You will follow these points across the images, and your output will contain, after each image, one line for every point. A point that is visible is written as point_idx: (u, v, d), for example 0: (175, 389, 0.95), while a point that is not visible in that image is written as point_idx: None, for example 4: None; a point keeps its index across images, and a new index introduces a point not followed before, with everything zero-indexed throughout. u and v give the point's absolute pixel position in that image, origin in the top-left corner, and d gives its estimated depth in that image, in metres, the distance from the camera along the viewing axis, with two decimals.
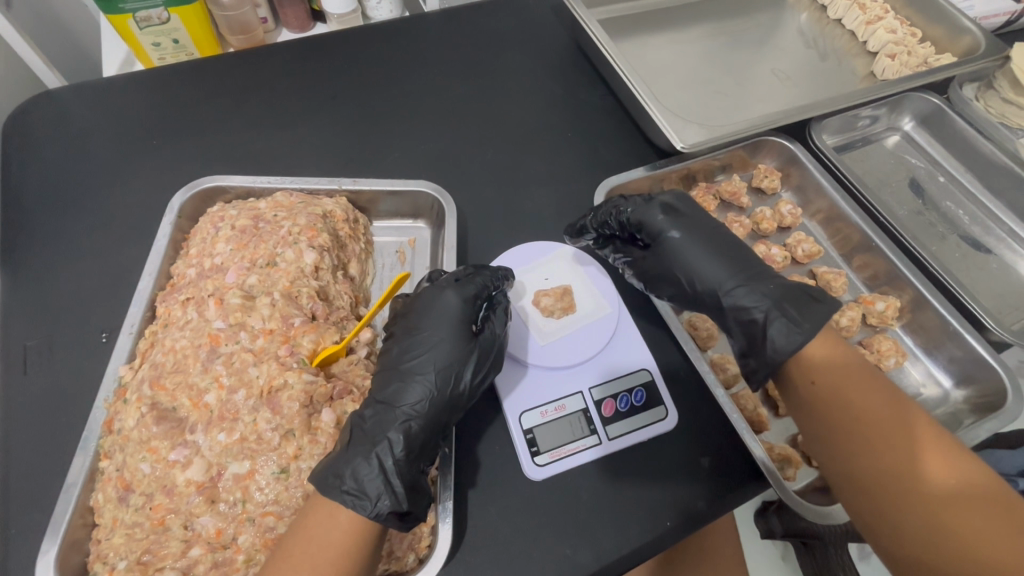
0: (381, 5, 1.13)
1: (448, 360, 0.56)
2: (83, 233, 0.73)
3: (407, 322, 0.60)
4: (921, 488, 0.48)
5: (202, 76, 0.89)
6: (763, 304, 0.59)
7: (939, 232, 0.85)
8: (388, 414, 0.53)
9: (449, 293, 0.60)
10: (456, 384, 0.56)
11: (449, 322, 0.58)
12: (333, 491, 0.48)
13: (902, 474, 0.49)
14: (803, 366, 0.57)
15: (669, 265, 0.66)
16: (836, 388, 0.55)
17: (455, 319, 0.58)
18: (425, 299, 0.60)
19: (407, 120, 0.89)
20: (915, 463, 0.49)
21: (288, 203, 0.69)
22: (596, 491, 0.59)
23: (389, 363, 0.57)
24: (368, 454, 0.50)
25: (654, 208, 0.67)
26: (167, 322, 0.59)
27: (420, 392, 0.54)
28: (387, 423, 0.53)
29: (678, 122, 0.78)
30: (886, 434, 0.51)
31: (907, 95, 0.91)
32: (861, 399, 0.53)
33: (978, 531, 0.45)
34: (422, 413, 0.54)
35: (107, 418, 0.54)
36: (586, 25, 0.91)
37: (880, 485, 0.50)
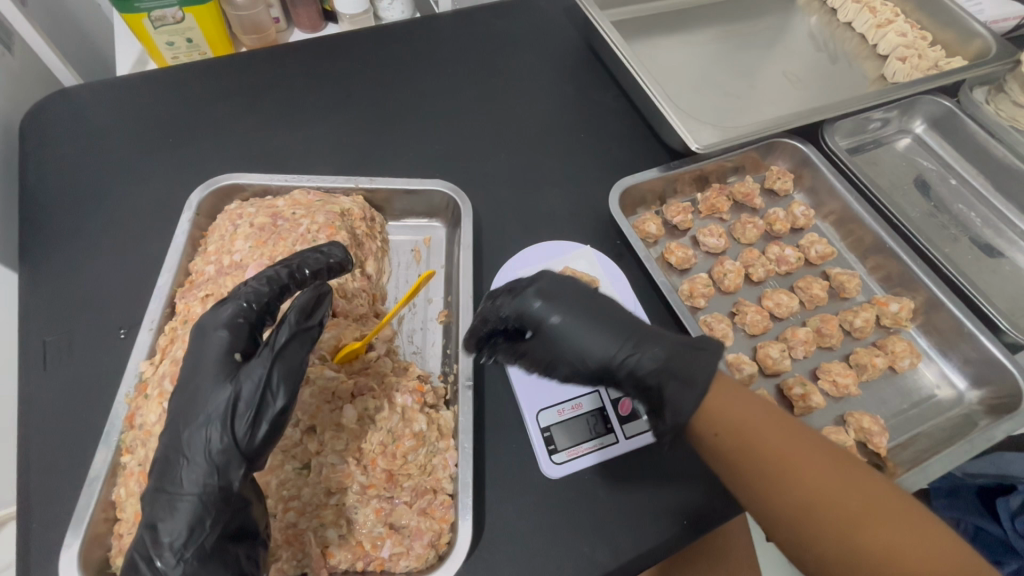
0: (393, 6, 1.14)
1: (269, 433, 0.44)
2: (101, 229, 0.73)
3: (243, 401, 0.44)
4: (840, 511, 0.44)
5: (219, 76, 0.90)
6: (658, 369, 0.51)
7: (951, 234, 0.85)
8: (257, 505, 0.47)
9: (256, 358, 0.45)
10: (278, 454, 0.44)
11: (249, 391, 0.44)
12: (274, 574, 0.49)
13: (824, 503, 0.44)
14: (704, 415, 0.49)
15: (556, 352, 0.56)
16: (726, 421, 0.48)
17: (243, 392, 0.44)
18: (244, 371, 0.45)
19: (422, 119, 0.90)
20: (831, 486, 0.45)
21: (306, 201, 0.69)
22: (614, 489, 0.59)
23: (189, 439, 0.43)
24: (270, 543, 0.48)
25: (527, 293, 0.56)
26: (187, 318, 0.59)
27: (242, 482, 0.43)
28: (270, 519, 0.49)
29: (693, 123, 0.79)
30: (795, 462, 0.46)
31: (918, 98, 0.92)
32: (755, 427, 0.47)
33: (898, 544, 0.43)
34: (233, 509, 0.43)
35: (128, 413, 0.55)
36: (600, 27, 0.92)
37: (801, 518, 0.45)
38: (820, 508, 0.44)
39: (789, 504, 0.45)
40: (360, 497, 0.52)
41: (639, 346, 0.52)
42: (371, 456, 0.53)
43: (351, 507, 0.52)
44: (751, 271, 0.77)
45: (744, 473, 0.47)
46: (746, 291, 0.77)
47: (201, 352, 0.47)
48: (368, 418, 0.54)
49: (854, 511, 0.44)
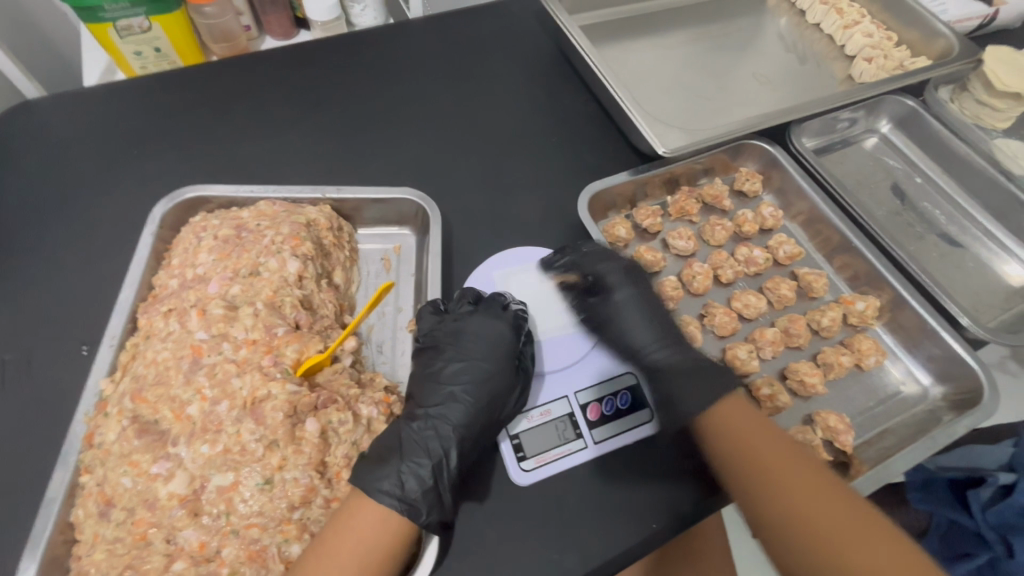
0: (365, 12, 1.13)
1: (499, 392, 0.58)
2: (64, 244, 0.72)
3: (460, 348, 0.60)
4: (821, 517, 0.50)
5: (185, 86, 0.89)
6: (681, 368, 0.63)
7: (917, 232, 0.86)
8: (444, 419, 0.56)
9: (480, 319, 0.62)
10: (502, 411, 0.58)
11: (502, 350, 0.60)
12: (385, 498, 0.50)
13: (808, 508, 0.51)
14: (710, 423, 0.59)
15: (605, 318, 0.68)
16: (768, 439, 0.57)
17: (505, 350, 0.60)
18: (478, 325, 0.61)
19: (393, 126, 0.89)
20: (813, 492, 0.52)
21: (272, 211, 0.68)
22: (583, 495, 0.60)
23: (442, 378, 0.59)
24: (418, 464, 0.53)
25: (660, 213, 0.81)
26: (149, 334, 0.59)
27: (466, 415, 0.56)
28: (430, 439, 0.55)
29: (660, 128, 0.80)
30: (785, 473, 0.54)
31: (883, 98, 0.93)
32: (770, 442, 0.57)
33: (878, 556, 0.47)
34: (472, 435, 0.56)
35: (88, 432, 0.54)
36: (569, 33, 0.92)
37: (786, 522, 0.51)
38: (806, 513, 0.51)
39: (782, 515, 0.52)
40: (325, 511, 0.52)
41: (666, 347, 0.65)
42: (335, 469, 0.53)
43: (315, 521, 0.51)
44: (720, 273, 0.78)
45: (738, 480, 0.55)
46: (716, 293, 0.78)
47: (492, 334, 0.60)
48: (330, 431, 0.54)
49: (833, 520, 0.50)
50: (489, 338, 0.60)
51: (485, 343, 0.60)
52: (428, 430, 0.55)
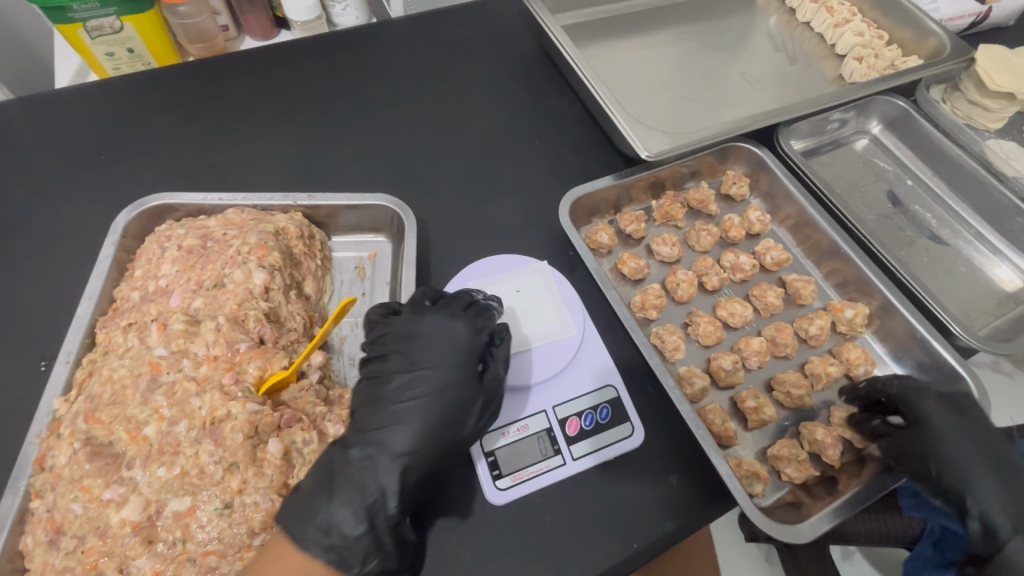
0: (346, 11, 1.11)
1: (451, 408, 0.54)
2: (25, 254, 0.69)
3: (408, 354, 0.56)
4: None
5: (156, 89, 0.86)
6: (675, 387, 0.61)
7: (908, 236, 0.84)
8: (387, 443, 0.52)
9: (431, 321, 0.58)
10: (459, 431, 0.54)
11: (456, 357, 0.56)
12: (311, 546, 0.47)
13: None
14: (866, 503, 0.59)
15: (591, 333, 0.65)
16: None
17: (458, 356, 0.56)
18: (432, 330, 0.57)
19: (371, 130, 0.87)
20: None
21: (239, 220, 0.66)
22: (561, 514, 0.57)
23: (389, 396, 0.55)
24: (350, 505, 0.49)
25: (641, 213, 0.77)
26: (107, 349, 0.56)
27: (417, 433, 0.53)
28: (367, 474, 0.51)
29: (644, 131, 0.77)
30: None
31: (874, 98, 0.91)
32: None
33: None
34: (421, 455, 0.52)
35: (39, 455, 0.51)
36: (552, 33, 0.90)
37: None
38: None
39: None
40: None
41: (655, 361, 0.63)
42: None
43: None
44: (705, 280, 0.75)
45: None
46: (701, 301, 0.75)
47: (447, 342, 0.57)
48: (294, 452, 0.52)
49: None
50: (443, 345, 0.56)
51: (441, 351, 0.56)
52: (364, 461, 0.52)
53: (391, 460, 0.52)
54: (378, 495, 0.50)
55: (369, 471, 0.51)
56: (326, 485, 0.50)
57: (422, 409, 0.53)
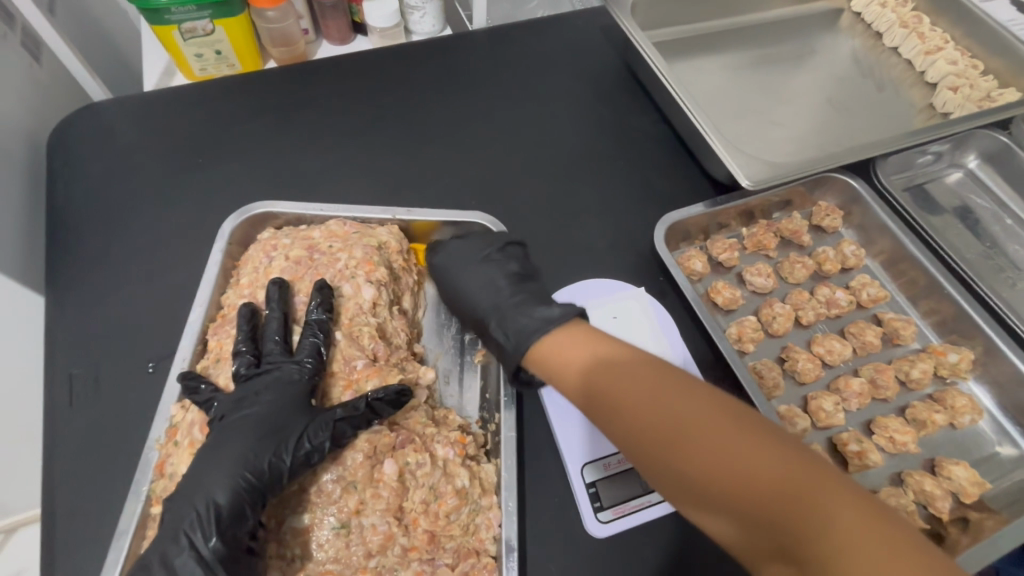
0: (425, 20, 1.11)
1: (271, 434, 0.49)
2: (130, 254, 0.71)
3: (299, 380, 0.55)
4: (663, 422, 0.42)
5: (249, 94, 0.88)
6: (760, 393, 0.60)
7: (1008, 277, 0.81)
8: (207, 470, 0.47)
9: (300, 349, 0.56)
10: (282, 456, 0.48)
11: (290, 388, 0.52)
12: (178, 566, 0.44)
13: (693, 413, 0.41)
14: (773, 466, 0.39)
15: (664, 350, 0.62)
16: (578, 349, 0.50)
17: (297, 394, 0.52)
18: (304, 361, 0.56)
19: (457, 143, 0.87)
20: (645, 402, 0.43)
21: (343, 232, 0.66)
22: (663, 550, 0.56)
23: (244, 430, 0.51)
24: (186, 534, 0.44)
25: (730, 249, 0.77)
26: (220, 357, 0.58)
27: (226, 477, 0.46)
28: (181, 487, 0.47)
29: (744, 158, 0.75)
30: (635, 388, 0.44)
31: (973, 132, 0.88)
32: (580, 354, 0.50)
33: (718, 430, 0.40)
34: (235, 488, 0.46)
35: (160, 461, 0.52)
36: (644, 53, 0.88)
37: (660, 447, 0.41)
38: (662, 419, 0.42)
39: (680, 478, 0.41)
40: (401, 560, 0.50)
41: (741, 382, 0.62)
42: (412, 516, 0.50)
43: (391, 569, 0.49)
44: (801, 314, 0.74)
45: (600, 413, 0.46)
46: (795, 335, 0.74)
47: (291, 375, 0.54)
48: (408, 474, 0.51)
49: (704, 417, 0.41)
50: (494, 293, 0.62)
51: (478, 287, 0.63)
52: (187, 481, 0.47)
53: (207, 488, 0.46)
54: (212, 522, 0.45)
55: (197, 496, 0.46)
56: (175, 513, 0.46)
57: (265, 463, 0.47)
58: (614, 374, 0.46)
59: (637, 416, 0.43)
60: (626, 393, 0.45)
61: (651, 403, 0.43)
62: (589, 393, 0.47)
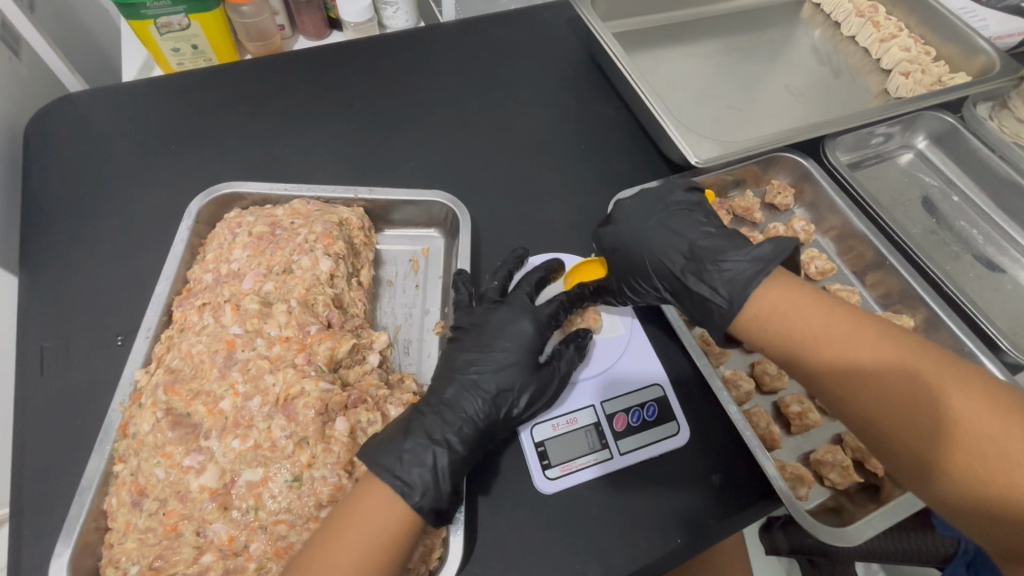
0: (397, 14, 1.14)
1: (512, 389, 0.59)
2: (102, 235, 0.74)
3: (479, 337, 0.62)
4: (893, 394, 0.46)
5: (222, 84, 0.90)
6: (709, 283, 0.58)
7: (952, 251, 0.85)
8: (466, 403, 0.58)
9: (516, 319, 0.63)
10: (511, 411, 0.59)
11: (522, 347, 0.62)
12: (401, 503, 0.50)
13: (926, 400, 0.45)
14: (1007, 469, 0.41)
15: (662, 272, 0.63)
16: (802, 311, 0.51)
17: (527, 343, 0.62)
18: (499, 321, 0.63)
19: (423, 128, 0.90)
20: (873, 380, 0.47)
21: (305, 210, 0.69)
22: (606, 505, 0.59)
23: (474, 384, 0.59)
24: (425, 461, 0.52)
25: None
26: (183, 327, 0.60)
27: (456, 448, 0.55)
28: (425, 422, 0.55)
29: (694, 138, 0.79)
30: (871, 360, 0.47)
31: (921, 113, 0.91)
32: (808, 319, 0.51)
33: (967, 408, 0.43)
34: (474, 422, 0.57)
35: (122, 422, 0.55)
36: (602, 40, 0.91)
37: (885, 425, 0.46)
38: (907, 399, 0.45)
39: (928, 467, 0.44)
40: None
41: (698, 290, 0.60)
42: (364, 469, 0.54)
43: None
44: None
45: (832, 387, 0.49)
46: None
47: (512, 331, 0.63)
48: (359, 430, 0.55)
49: (946, 394, 0.44)
50: (682, 234, 0.63)
51: (666, 231, 0.64)
52: (442, 408, 0.57)
53: (456, 420, 0.56)
54: (449, 448, 0.54)
55: (436, 427, 0.55)
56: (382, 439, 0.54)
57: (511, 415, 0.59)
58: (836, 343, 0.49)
59: (869, 393, 0.47)
60: (851, 364, 0.48)
61: (883, 378, 0.47)
62: (813, 363, 0.50)
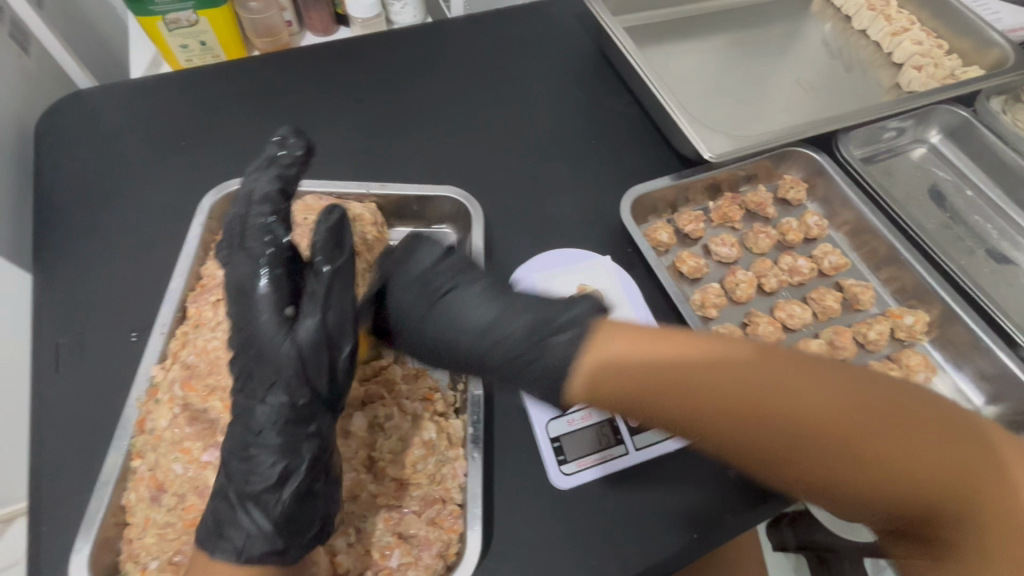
0: (405, 10, 1.14)
1: (291, 365, 0.49)
2: (113, 232, 0.73)
3: (247, 328, 0.51)
4: (888, 460, 0.37)
5: (231, 80, 0.90)
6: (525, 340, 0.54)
7: (967, 246, 0.84)
8: (252, 418, 0.49)
9: (247, 272, 0.51)
10: (312, 387, 0.49)
11: (265, 315, 0.50)
12: (221, 551, 0.46)
13: (843, 423, 0.39)
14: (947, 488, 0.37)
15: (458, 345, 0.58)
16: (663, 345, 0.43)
17: (271, 305, 0.50)
18: (243, 291, 0.51)
19: (433, 124, 0.90)
20: (810, 416, 0.39)
21: (318, 206, 0.69)
22: (623, 501, 0.59)
23: (258, 389, 0.49)
24: (244, 507, 0.47)
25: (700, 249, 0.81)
26: (198, 323, 0.60)
27: (268, 471, 0.48)
28: (229, 445, 0.49)
29: (707, 132, 0.78)
30: (761, 398, 0.40)
31: (935, 107, 0.91)
32: (650, 353, 0.44)
33: (880, 439, 0.38)
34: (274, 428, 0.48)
35: (139, 418, 0.55)
36: (613, 34, 0.91)
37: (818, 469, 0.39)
38: (842, 430, 0.38)
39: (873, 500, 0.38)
40: (370, 506, 0.56)
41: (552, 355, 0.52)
42: (380, 465, 0.57)
43: (361, 516, 0.55)
44: (764, 282, 0.77)
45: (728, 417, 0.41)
46: (759, 302, 0.77)
47: (250, 307, 0.51)
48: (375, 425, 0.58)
49: (874, 433, 0.38)
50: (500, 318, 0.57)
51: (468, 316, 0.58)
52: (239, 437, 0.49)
53: (248, 448, 0.48)
54: (256, 486, 0.48)
55: (234, 464, 0.49)
56: (223, 475, 0.50)
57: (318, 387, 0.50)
58: (739, 394, 0.41)
59: (833, 459, 0.39)
60: (791, 419, 0.39)
61: (815, 418, 0.39)
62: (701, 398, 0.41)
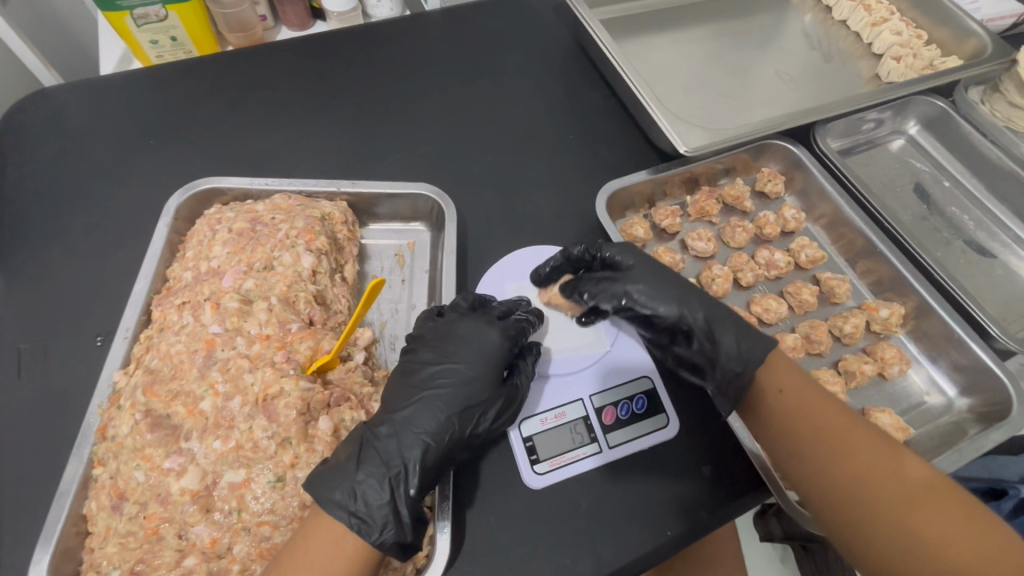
0: (382, 4, 1.12)
1: (472, 400, 0.55)
2: (78, 233, 0.72)
3: (434, 346, 0.58)
4: (868, 495, 0.51)
5: (201, 77, 0.88)
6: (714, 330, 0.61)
7: (944, 237, 0.84)
8: (418, 413, 0.54)
9: (489, 329, 0.58)
10: (477, 425, 0.55)
11: (485, 360, 0.57)
12: (334, 509, 0.48)
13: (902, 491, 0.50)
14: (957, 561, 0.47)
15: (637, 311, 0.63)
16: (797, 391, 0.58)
17: (491, 357, 0.57)
18: (465, 330, 0.58)
19: (408, 119, 0.88)
20: (848, 472, 0.53)
21: (287, 205, 0.67)
22: (597, 499, 0.59)
23: (423, 382, 0.56)
24: (380, 481, 0.50)
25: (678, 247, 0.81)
26: (163, 326, 0.58)
27: (416, 458, 0.52)
28: (390, 435, 0.52)
29: (682, 126, 0.77)
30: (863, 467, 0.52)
31: (912, 99, 0.90)
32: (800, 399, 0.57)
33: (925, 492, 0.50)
34: (441, 445, 0.53)
35: (101, 425, 0.54)
36: (589, 27, 0.90)
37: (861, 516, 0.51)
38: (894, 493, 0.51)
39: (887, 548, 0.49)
40: None
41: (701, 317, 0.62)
42: None
43: None
44: (740, 276, 0.77)
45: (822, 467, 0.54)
46: (735, 296, 0.78)
47: (477, 339, 0.58)
48: (342, 429, 0.55)
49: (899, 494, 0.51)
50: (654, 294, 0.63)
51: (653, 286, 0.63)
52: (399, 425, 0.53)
53: (413, 437, 0.52)
54: (400, 474, 0.51)
55: (387, 441, 0.52)
56: (360, 447, 0.52)
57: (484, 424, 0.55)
58: (833, 442, 0.54)
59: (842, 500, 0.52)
60: (860, 480, 0.52)
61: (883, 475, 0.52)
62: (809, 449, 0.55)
